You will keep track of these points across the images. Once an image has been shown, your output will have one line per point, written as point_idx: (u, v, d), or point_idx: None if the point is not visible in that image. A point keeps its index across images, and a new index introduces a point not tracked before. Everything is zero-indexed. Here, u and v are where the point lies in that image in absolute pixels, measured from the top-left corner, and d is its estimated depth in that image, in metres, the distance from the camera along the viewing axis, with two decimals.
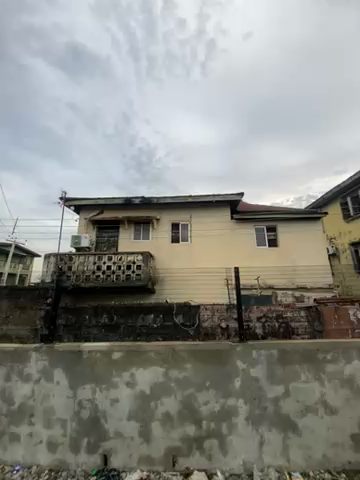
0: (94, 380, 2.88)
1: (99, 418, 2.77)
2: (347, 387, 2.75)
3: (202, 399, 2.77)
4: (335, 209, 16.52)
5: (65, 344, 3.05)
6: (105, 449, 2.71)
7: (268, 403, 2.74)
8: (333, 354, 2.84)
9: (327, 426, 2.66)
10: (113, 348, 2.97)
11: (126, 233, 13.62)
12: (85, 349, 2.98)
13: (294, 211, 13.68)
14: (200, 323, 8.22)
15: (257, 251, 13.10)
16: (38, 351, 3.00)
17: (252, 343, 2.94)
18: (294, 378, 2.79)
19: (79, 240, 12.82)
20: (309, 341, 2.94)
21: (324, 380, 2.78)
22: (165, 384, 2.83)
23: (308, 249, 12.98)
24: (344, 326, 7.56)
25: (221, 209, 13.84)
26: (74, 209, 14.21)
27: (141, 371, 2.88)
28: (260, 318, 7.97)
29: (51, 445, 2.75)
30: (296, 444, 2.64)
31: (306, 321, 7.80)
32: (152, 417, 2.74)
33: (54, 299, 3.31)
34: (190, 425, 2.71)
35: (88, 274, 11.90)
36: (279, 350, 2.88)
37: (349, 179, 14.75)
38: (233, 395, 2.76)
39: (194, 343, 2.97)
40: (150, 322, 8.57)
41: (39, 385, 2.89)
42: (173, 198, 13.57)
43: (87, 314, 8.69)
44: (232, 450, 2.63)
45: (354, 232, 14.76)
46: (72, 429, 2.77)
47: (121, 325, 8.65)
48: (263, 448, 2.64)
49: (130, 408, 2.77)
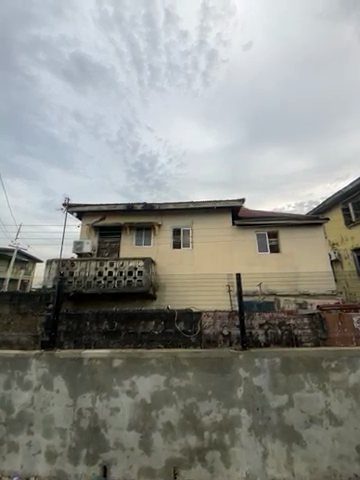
0: (94, 388, 2.84)
1: (99, 427, 2.73)
2: (352, 397, 2.69)
3: (204, 408, 2.72)
4: (336, 215, 16.55)
5: (65, 351, 3.03)
6: (105, 460, 2.65)
7: (272, 413, 2.68)
8: (337, 362, 2.79)
9: (332, 437, 2.59)
10: (114, 355, 2.95)
11: (128, 239, 13.66)
12: (86, 355, 2.96)
13: (295, 216, 13.70)
14: (202, 330, 8.08)
15: (258, 257, 13.05)
16: (38, 358, 2.98)
17: (255, 351, 2.91)
18: (298, 387, 2.74)
19: (81, 245, 12.88)
20: (313, 349, 2.90)
21: (328, 389, 2.72)
22: (167, 393, 2.78)
23: (310, 255, 12.92)
24: (348, 334, 7.42)
25: (223, 214, 13.90)
26: (77, 215, 14.36)
27: (142, 379, 2.84)
28: (262, 326, 7.88)
29: (49, 455, 2.70)
30: (300, 455, 2.57)
31: (310, 329, 7.66)
32: (153, 427, 2.69)
33: (55, 306, 3.30)
34: (192, 436, 2.65)
35: (89, 280, 11.91)
36: (282, 358, 2.84)
37: (349, 185, 14.87)
38: (236, 405, 2.71)
39: (196, 351, 2.94)
40: (151, 329, 8.52)
41: (39, 393, 2.86)
42: (174, 204, 13.71)
43: (88, 320, 8.68)
44: (235, 462, 2.56)
45: (357, 237, 14.73)
46: (71, 439, 2.72)
47: (122, 331, 8.63)
48: (267, 461, 2.56)
49: (130, 417, 2.73)
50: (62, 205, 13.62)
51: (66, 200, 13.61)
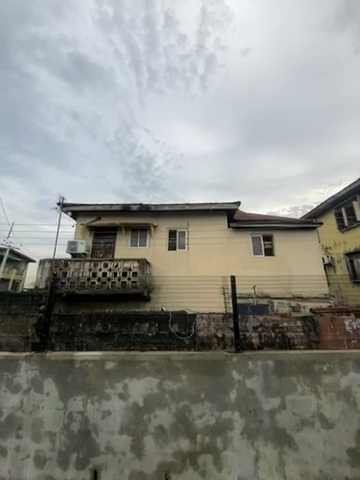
0: (86, 392, 2.79)
1: (89, 431, 2.67)
2: (343, 400, 2.71)
3: (197, 412, 2.70)
4: (330, 219, 16.83)
5: (57, 353, 2.98)
6: (95, 464, 2.59)
7: (264, 416, 2.68)
8: (329, 365, 2.83)
9: (324, 440, 2.61)
10: (107, 358, 2.91)
11: (123, 240, 13.59)
12: (78, 358, 2.92)
13: (290, 220, 13.88)
14: (196, 333, 8.09)
15: (254, 260, 13.14)
16: (28, 360, 2.91)
17: (248, 353, 2.91)
18: (291, 390, 2.75)
19: (75, 245, 12.72)
20: (305, 352, 2.94)
21: (320, 392, 2.74)
22: (160, 396, 2.76)
23: (303, 259, 13.09)
24: (340, 337, 7.35)
25: (218, 217, 13.98)
26: (72, 214, 14.21)
27: (134, 382, 2.81)
28: (256, 328, 8.04)
29: (38, 460, 2.63)
30: (291, 458, 2.57)
31: (302, 332, 7.77)
32: (145, 431, 2.65)
33: (47, 307, 3.23)
34: (184, 439, 2.62)
35: (83, 281, 11.75)
36: (275, 361, 2.85)
37: (343, 190, 15.13)
38: (229, 408, 2.70)
39: (189, 353, 2.94)
40: (145, 331, 8.46)
41: (29, 396, 2.79)
42: (171, 206, 13.72)
43: (81, 321, 8.55)
44: (227, 466, 2.55)
45: (349, 242, 14.98)
46: (61, 443, 2.65)
47: (115, 333, 8.50)
48: (259, 464, 2.56)
49: (122, 421, 2.68)
50: (58, 204, 13.50)
51: (61, 200, 13.53)
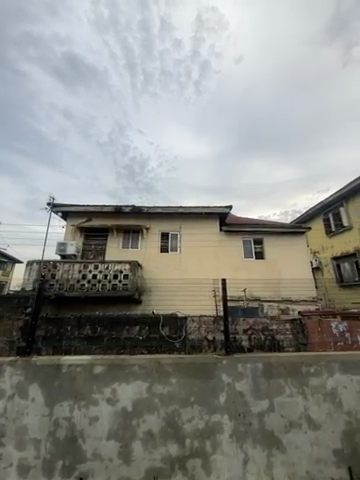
0: (73, 397, 2.72)
1: (76, 438, 2.60)
2: (329, 401, 2.78)
3: (186, 415, 2.69)
4: (318, 224, 17.34)
5: (43, 357, 2.89)
6: (82, 472, 2.51)
7: (253, 418, 2.70)
8: (316, 367, 2.89)
9: (310, 441, 2.66)
10: (95, 361, 2.86)
11: (114, 241, 13.43)
12: (65, 362, 2.84)
13: (280, 224, 14.20)
14: (186, 335, 8.08)
15: (245, 263, 13.28)
16: (13, 365, 2.82)
17: (238, 357, 2.93)
18: (279, 392, 2.79)
19: (65, 247, 12.47)
20: (293, 354, 2.99)
21: (307, 394, 2.79)
22: (149, 400, 2.73)
23: (293, 262, 13.34)
24: (327, 339, 7.50)
25: (211, 220, 14.11)
26: (62, 215, 13.95)
27: (124, 386, 2.76)
28: (246, 331, 8.14)
29: (21, 468, 2.52)
30: (279, 460, 2.60)
31: (291, 334, 7.99)
32: (133, 436, 2.61)
33: (34, 310, 3.13)
34: (173, 444, 2.60)
35: (72, 283, 11.50)
36: (265, 363, 2.89)
37: (330, 196, 15.63)
38: (218, 411, 2.71)
39: (180, 356, 2.93)
40: (135, 334, 8.35)
41: (13, 402, 2.69)
42: (163, 208, 13.73)
43: (69, 324, 8.36)
44: (216, 470, 2.54)
45: (336, 247, 15.47)
46: (46, 450, 2.57)
47: (105, 337, 8.35)
48: (247, 467, 2.56)
49: (110, 426, 2.63)
50: (48, 204, 13.22)
51: (51, 200, 13.25)
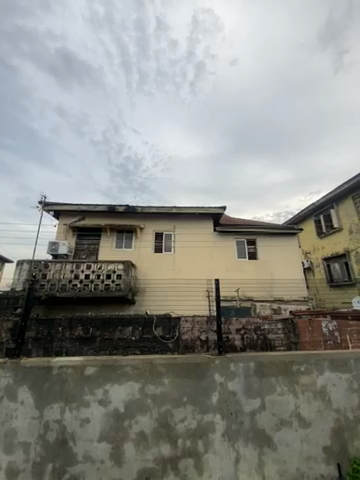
0: (64, 399, 2.67)
1: (67, 440, 2.56)
2: (319, 399, 2.84)
3: (179, 415, 2.69)
4: (309, 225, 17.66)
5: (33, 358, 2.83)
6: (72, 474, 2.48)
7: (244, 417, 2.73)
8: (306, 365, 2.95)
9: (300, 438, 2.71)
10: (87, 363, 2.81)
11: (108, 241, 13.30)
12: (56, 364, 2.78)
13: (273, 225, 14.40)
14: (180, 336, 8.07)
15: (238, 263, 13.40)
16: (2, 367, 2.74)
17: (231, 356, 2.95)
18: (270, 391, 2.83)
19: (57, 246, 12.27)
20: (285, 354, 3.03)
21: (298, 392, 2.84)
22: (141, 401, 2.71)
23: (285, 262, 13.56)
24: (317, 337, 7.49)
25: (205, 220, 14.16)
26: (54, 214, 13.70)
27: (116, 387, 2.74)
28: (239, 330, 8.23)
29: (10, 473, 2.46)
30: (271, 458, 2.63)
31: (282, 334, 8.18)
32: (125, 438, 2.59)
33: (24, 310, 3.05)
34: (166, 445, 2.59)
35: (64, 283, 11.31)
36: (257, 363, 2.92)
37: (321, 198, 15.95)
38: (211, 410, 2.72)
39: (173, 356, 2.93)
40: (128, 335, 8.28)
41: (1, 405, 2.62)
42: (157, 208, 13.68)
43: (60, 325, 8.21)
44: (208, 469, 2.55)
45: (326, 248, 15.81)
46: (35, 454, 2.51)
47: (97, 337, 8.24)
48: (239, 465, 2.59)
49: (102, 428, 2.60)
50: (39, 203, 12.95)
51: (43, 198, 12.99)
